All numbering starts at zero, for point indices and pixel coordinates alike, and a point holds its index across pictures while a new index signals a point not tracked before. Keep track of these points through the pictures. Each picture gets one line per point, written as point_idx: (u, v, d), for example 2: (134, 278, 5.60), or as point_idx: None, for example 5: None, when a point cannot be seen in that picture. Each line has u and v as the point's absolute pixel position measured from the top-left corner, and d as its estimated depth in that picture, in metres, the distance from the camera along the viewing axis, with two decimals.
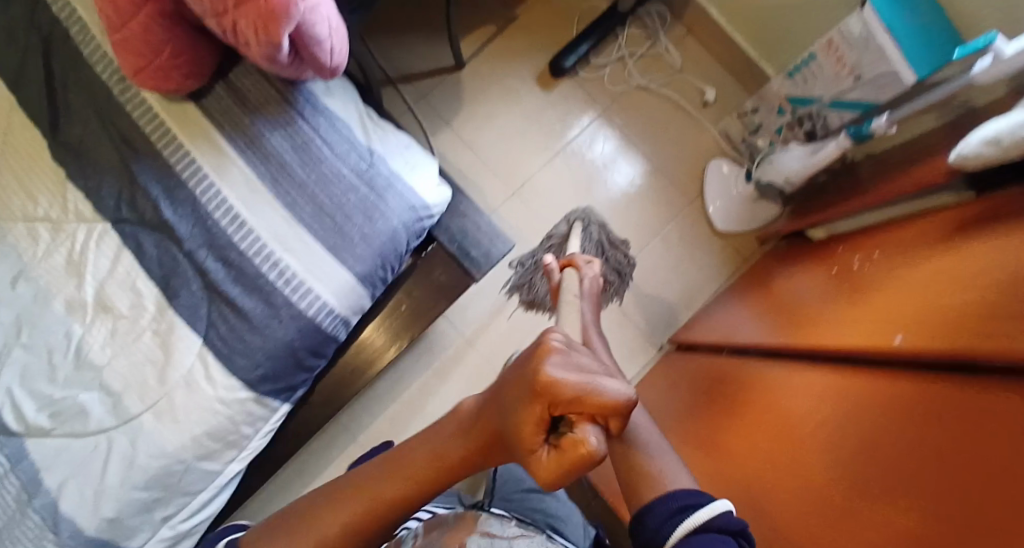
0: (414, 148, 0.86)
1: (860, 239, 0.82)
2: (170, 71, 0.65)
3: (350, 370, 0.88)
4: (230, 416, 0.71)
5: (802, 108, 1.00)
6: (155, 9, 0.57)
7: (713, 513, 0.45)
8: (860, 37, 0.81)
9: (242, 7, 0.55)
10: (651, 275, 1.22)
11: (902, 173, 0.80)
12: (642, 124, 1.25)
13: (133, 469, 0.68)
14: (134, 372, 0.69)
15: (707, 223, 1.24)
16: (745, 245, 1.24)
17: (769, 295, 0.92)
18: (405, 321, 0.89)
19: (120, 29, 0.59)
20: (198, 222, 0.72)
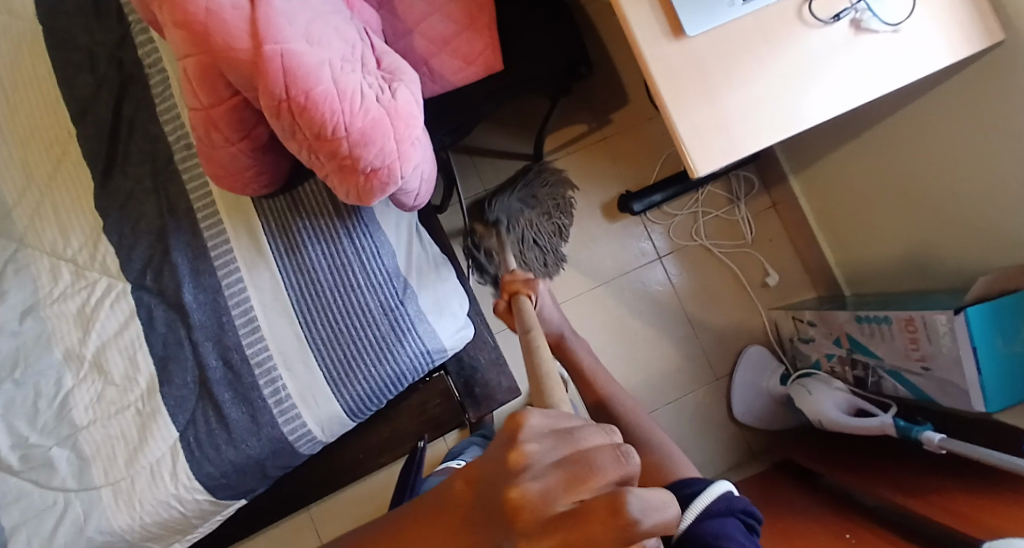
0: (451, 284, 0.85)
1: (881, 536, 0.74)
2: (249, 185, 0.64)
3: (315, 476, 0.85)
4: (184, 511, 0.70)
5: (862, 355, 0.94)
6: (247, 145, 0.55)
7: (714, 496, 0.57)
8: (943, 336, 0.75)
9: (340, 177, 0.52)
10: (611, 263, 1.20)
11: (948, 489, 0.72)
12: (693, 284, 1.21)
13: (78, 539, 0.67)
14: (107, 445, 0.69)
15: (725, 406, 1.18)
16: (756, 439, 1.17)
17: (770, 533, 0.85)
18: (388, 441, 0.87)
19: (206, 149, 0.56)
20: (212, 313, 0.71)
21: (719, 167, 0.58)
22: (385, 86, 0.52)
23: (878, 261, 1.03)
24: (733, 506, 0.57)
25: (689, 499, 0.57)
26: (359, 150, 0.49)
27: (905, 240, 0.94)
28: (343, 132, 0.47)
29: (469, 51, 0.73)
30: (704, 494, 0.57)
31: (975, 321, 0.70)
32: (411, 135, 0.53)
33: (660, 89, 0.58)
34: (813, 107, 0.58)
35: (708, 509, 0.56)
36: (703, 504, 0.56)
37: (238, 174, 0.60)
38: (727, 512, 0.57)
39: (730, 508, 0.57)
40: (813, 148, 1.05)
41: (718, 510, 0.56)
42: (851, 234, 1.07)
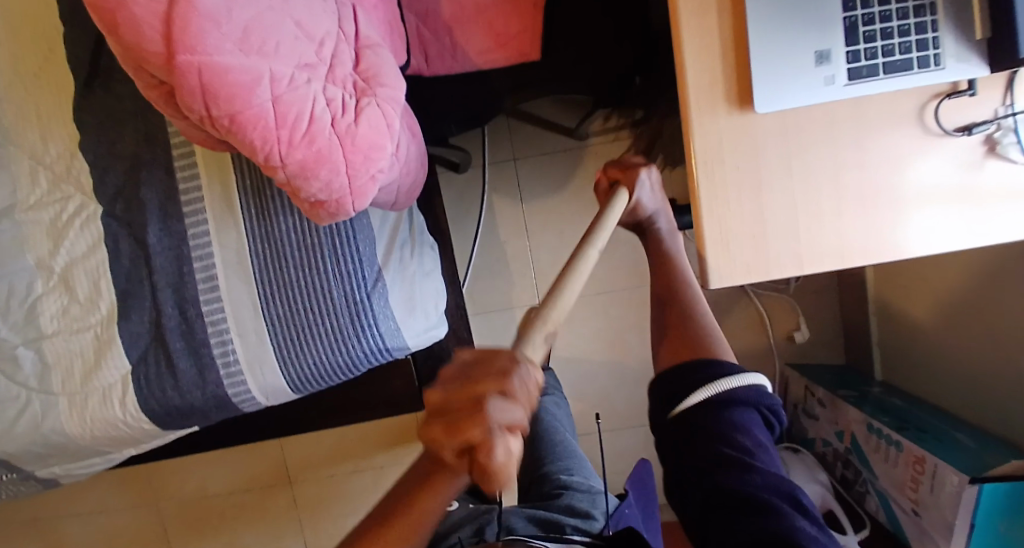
0: (430, 278, 0.78)
1: None
2: None
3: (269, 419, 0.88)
4: (131, 433, 0.74)
5: (858, 460, 0.85)
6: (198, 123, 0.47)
7: (741, 384, 0.46)
8: (947, 494, 0.66)
9: None
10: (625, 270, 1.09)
11: None
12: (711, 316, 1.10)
13: (36, 433, 0.73)
14: (67, 358, 0.71)
15: None
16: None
17: None
18: (342, 408, 0.87)
19: None
20: (175, 261, 0.68)
21: (737, 281, 0.48)
22: (350, 103, 0.42)
23: (923, 359, 0.90)
24: (755, 401, 0.46)
25: (715, 379, 0.46)
26: (297, 182, 0.40)
27: (960, 358, 0.81)
28: (278, 163, 0.39)
29: (503, 28, 0.59)
30: (731, 379, 0.46)
31: (978, 530, 0.63)
32: (373, 170, 0.44)
33: (697, 169, 0.46)
34: (880, 242, 0.46)
35: (734, 395, 0.45)
36: (730, 390, 0.45)
37: (201, 140, 0.54)
38: (751, 405, 0.46)
39: (755, 402, 0.46)
40: None
41: (743, 399, 0.45)
42: (905, 322, 0.93)
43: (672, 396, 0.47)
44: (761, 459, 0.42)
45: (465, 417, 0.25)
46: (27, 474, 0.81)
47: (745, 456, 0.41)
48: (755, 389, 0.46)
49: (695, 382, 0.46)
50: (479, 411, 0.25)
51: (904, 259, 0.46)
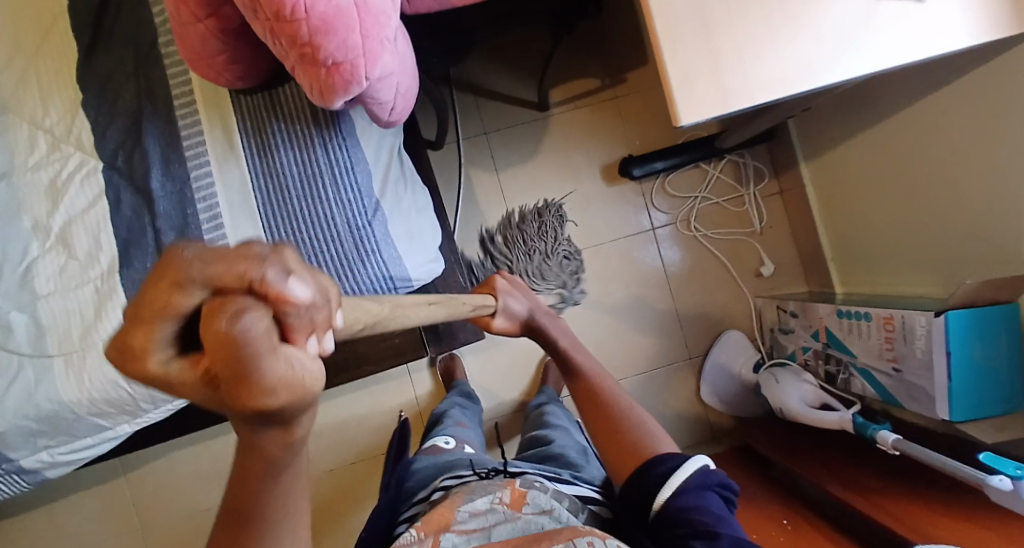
0: (425, 215, 0.83)
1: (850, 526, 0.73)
2: (222, 71, 0.62)
3: None
4: (130, 393, 0.73)
5: (836, 350, 0.92)
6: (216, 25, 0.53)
7: (688, 473, 0.58)
8: (915, 335, 0.74)
9: (302, 67, 0.50)
10: (597, 225, 1.16)
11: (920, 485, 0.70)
12: (685, 262, 1.17)
13: (29, 402, 0.70)
14: (64, 316, 0.71)
15: (694, 385, 1.17)
16: (718, 421, 1.17)
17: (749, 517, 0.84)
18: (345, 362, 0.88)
19: (177, 21, 0.54)
20: (178, 204, 0.70)
21: (702, 119, 0.56)
22: None
23: (869, 257, 1.00)
24: (707, 481, 0.58)
25: (664, 478, 0.58)
26: (319, 38, 0.46)
27: (903, 243, 0.90)
28: (303, 14, 0.44)
29: None
30: (678, 472, 0.58)
31: (958, 362, 0.68)
32: (383, 36, 0.51)
33: (656, 28, 0.54)
34: (812, 74, 0.55)
35: (685, 485, 0.57)
36: (678, 483, 0.57)
37: (209, 58, 0.59)
38: (707, 486, 0.58)
39: (711, 482, 0.58)
40: (828, 133, 1.00)
41: (696, 485, 0.57)
42: (853, 230, 1.02)
43: (645, 496, 0.58)
44: (716, 519, 0.53)
45: (223, 356, 0.14)
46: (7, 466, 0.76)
47: (707, 528, 0.52)
48: (704, 470, 0.59)
49: (655, 479, 0.58)
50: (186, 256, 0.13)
51: (831, 83, 0.56)
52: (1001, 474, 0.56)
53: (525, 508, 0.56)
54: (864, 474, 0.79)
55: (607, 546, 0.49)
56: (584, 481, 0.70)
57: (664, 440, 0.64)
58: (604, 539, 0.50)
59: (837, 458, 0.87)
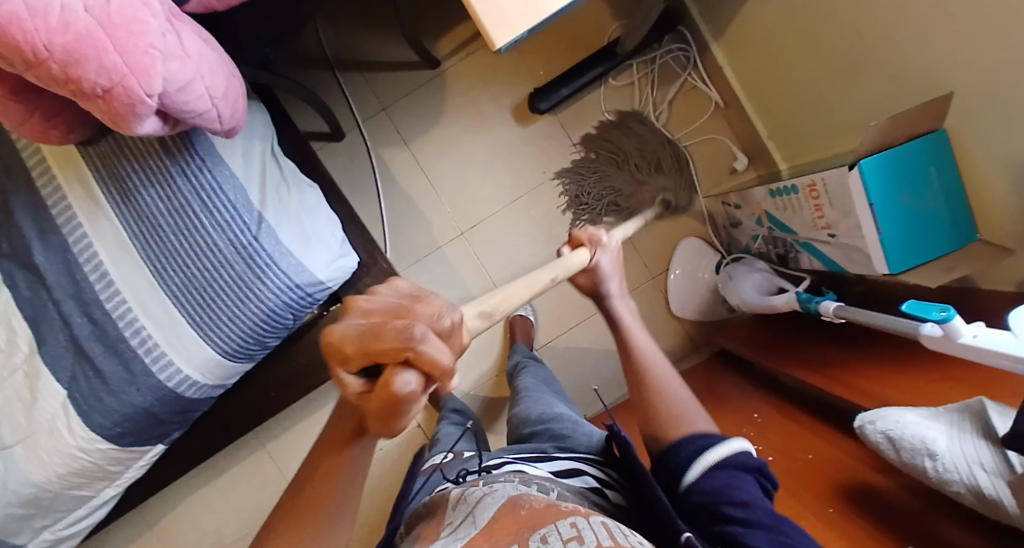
0: (318, 214, 0.81)
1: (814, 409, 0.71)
2: (48, 131, 0.60)
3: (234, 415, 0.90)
4: (92, 460, 0.75)
5: (780, 232, 0.87)
6: (5, 88, 0.52)
7: (730, 451, 0.52)
8: (840, 196, 0.69)
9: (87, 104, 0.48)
10: (525, 171, 1.11)
11: (875, 352, 0.67)
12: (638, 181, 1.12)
13: (5, 492, 0.73)
14: (5, 407, 0.73)
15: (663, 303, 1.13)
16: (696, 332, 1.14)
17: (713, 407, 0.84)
18: (295, 375, 0.89)
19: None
20: (67, 273, 0.70)
21: (519, 36, 0.51)
22: None
23: (800, 126, 0.93)
24: (747, 465, 0.51)
25: (700, 453, 0.53)
26: (72, 69, 0.44)
27: (824, 100, 0.83)
28: (44, 52, 0.43)
29: None
30: (720, 447, 0.52)
31: (883, 216, 0.64)
32: (144, 45, 0.47)
33: None
34: None
35: (722, 461, 0.51)
36: (716, 456, 0.52)
37: (24, 121, 0.57)
38: (749, 467, 0.51)
39: (752, 462, 0.51)
40: (728, 4, 0.92)
41: (734, 462, 0.51)
42: (779, 101, 0.94)
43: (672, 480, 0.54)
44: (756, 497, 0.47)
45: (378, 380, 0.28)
46: None
47: (740, 499, 0.46)
48: (748, 454, 0.52)
49: (683, 462, 0.54)
50: (361, 305, 0.31)
51: None
52: (930, 320, 0.50)
53: (513, 488, 0.49)
54: (820, 351, 0.76)
55: (591, 524, 0.41)
56: (570, 452, 0.65)
57: (694, 416, 0.60)
58: (589, 519, 0.43)
59: (801, 338, 0.84)
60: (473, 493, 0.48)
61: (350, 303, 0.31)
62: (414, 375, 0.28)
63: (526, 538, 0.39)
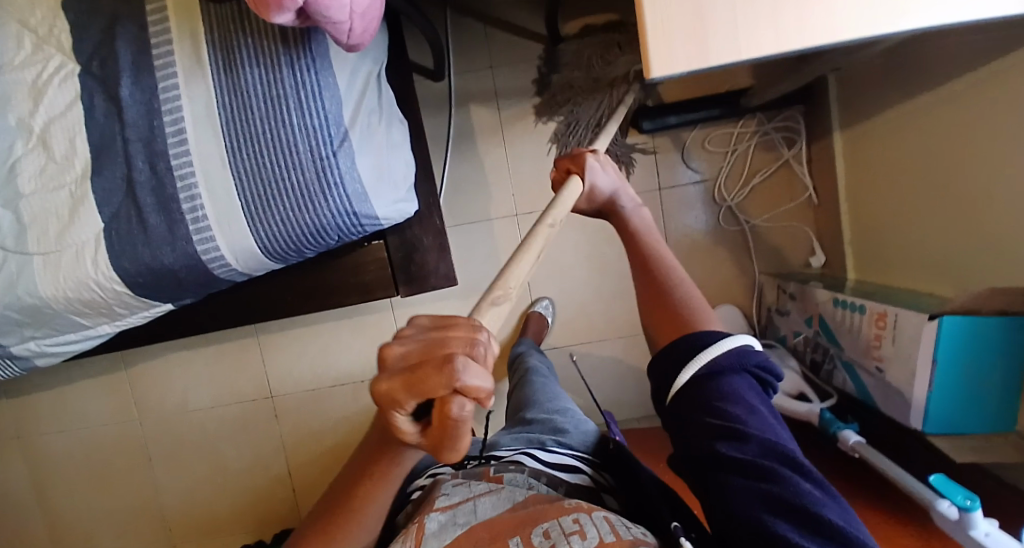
0: (399, 151, 0.79)
1: None
2: None
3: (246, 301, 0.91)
4: (104, 296, 0.76)
5: (826, 340, 0.85)
6: None
7: (720, 351, 0.45)
8: (908, 340, 0.67)
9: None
10: None
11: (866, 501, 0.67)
12: (711, 234, 1.10)
13: (11, 292, 0.75)
14: (42, 216, 0.73)
15: None
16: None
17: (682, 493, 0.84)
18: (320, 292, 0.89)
19: None
20: (147, 114, 0.70)
21: (679, 73, 0.48)
22: None
23: (887, 245, 0.90)
24: (747, 365, 0.46)
25: (694, 352, 0.46)
26: None
27: (925, 235, 0.80)
28: None
29: None
30: (711, 347, 0.46)
31: (940, 375, 0.62)
32: None
33: None
34: (815, 24, 0.47)
35: (715, 365, 0.45)
36: (707, 360, 0.45)
37: None
38: (739, 368, 0.46)
39: (743, 364, 0.46)
40: (872, 98, 0.87)
41: (726, 369, 0.45)
42: (878, 214, 0.91)
43: (665, 374, 0.48)
44: (748, 415, 0.43)
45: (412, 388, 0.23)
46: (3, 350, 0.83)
47: (734, 427, 0.42)
48: (741, 350, 0.46)
49: (681, 353, 0.47)
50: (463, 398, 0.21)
51: (840, 41, 0.47)
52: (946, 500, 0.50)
53: (516, 488, 0.54)
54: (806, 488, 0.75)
55: (592, 520, 0.46)
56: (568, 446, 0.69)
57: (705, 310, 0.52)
58: (590, 514, 0.47)
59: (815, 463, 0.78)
60: (479, 484, 0.54)
61: (383, 353, 0.23)
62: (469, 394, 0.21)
63: (527, 533, 0.44)
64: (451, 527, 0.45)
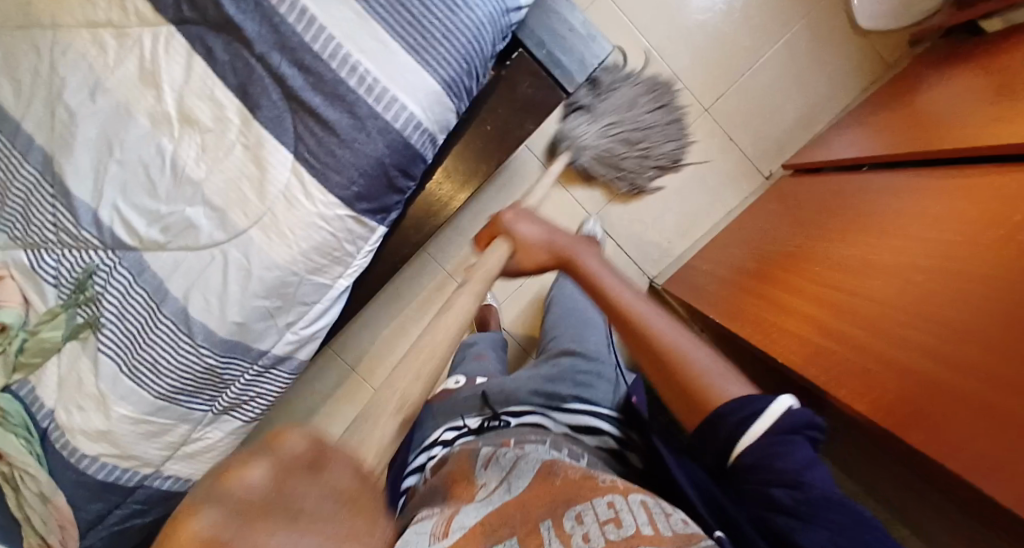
0: None
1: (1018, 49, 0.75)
2: None
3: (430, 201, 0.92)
4: (332, 232, 0.74)
5: None
6: None
7: (775, 417, 0.55)
8: None
9: None
10: None
11: None
12: None
13: (250, 278, 0.73)
14: (232, 187, 0.71)
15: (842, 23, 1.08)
16: (892, 47, 1.09)
17: (907, 109, 0.87)
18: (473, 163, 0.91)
19: None
20: (264, 19, 0.65)
21: None
22: None
23: None
24: (796, 426, 0.55)
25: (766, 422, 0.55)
26: None
27: None
28: None
29: None
30: (766, 414, 0.56)
31: None
32: None
33: None
34: None
35: (773, 430, 0.55)
36: (765, 426, 0.55)
37: None
38: (795, 429, 0.55)
39: (800, 425, 0.55)
40: None
41: (783, 432, 0.55)
42: None
43: (722, 445, 0.58)
44: (800, 468, 0.52)
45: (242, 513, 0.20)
46: (266, 356, 0.81)
47: (791, 475, 0.51)
48: (795, 409, 0.56)
49: (732, 428, 0.57)
50: None
51: None
52: None
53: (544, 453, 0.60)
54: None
55: (630, 505, 0.48)
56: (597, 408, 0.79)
57: (726, 384, 0.62)
58: (627, 498, 0.49)
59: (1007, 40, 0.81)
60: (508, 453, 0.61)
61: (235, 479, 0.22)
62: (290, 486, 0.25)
63: (562, 514, 0.47)
64: (487, 499, 0.51)
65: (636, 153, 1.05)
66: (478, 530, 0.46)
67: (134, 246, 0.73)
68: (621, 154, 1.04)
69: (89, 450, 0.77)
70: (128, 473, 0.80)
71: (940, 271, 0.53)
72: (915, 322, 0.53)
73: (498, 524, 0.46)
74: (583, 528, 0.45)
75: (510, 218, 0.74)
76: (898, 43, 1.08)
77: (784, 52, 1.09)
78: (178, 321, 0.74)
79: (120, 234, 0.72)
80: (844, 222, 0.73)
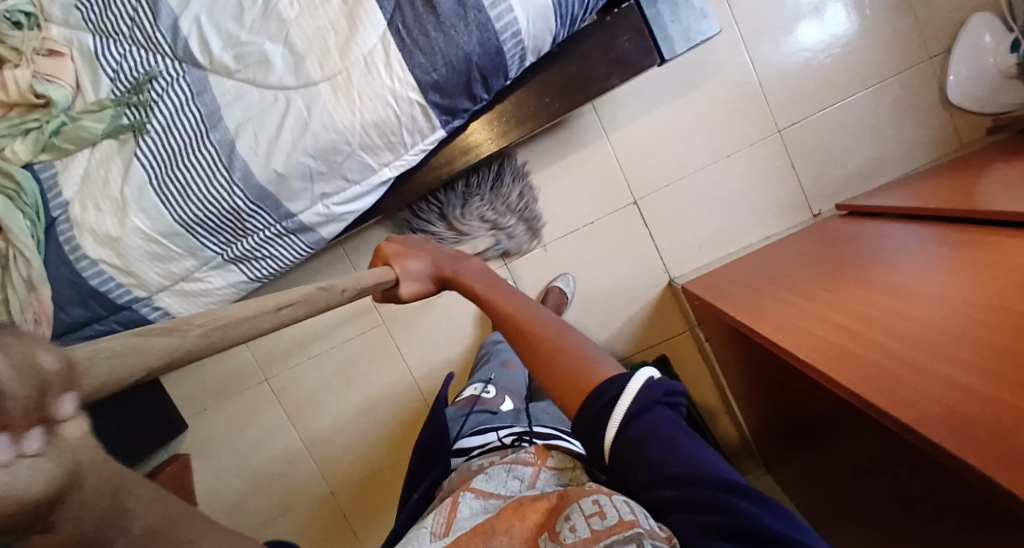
0: None
1: None
2: None
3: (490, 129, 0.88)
4: (398, 114, 0.73)
5: None
6: None
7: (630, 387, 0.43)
8: None
9: None
10: None
11: None
12: None
13: (306, 133, 0.71)
14: (318, 37, 0.69)
15: (935, 93, 1.08)
16: (971, 129, 1.09)
17: (962, 181, 0.88)
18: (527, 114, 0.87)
19: None
20: None
21: None
22: None
23: None
24: (658, 398, 0.44)
25: (609, 405, 0.43)
26: None
27: None
28: None
29: None
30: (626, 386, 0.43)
31: None
32: None
33: None
34: None
35: (633, 405, 0.42)
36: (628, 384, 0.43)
37: None
38: (653, 402, 0.43)
39: (658, 397, 0.44)
40: None
41: (638, 412, 0.42)
42: None
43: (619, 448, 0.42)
44: (668, 452, 0.40)
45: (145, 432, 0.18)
46: (292, 220, 0.79)
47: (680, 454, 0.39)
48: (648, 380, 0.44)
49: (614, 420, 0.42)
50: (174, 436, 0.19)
51: None
52: None
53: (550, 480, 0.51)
54: None
55: (614, 498, 0.40)
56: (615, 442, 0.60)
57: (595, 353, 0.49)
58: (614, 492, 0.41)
59: None
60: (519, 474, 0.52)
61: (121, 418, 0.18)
62: (12, 444, 0.13)
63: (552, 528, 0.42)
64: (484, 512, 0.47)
65: (479, 219, 1.05)
66: (477, 530, 0.43)
67: (204, 66, 0.71)
68: (470, 224, 1.05)
69: (91, 251, 0.74)
70: (120, 289, 0.76)
71: (959, 307, 0.54)
72: (934, 345, 0.52)
73: (498, 527, 0.43)
74: (570, 521, 0.40)
75: (395, 252, 0.65)
76: (980, 126, 1.08)
77: (868, 101, 1.08)
78: (220, 152, 0.72)
79: (192, 49, 0.70)
80: (855, 280, 0.72)
